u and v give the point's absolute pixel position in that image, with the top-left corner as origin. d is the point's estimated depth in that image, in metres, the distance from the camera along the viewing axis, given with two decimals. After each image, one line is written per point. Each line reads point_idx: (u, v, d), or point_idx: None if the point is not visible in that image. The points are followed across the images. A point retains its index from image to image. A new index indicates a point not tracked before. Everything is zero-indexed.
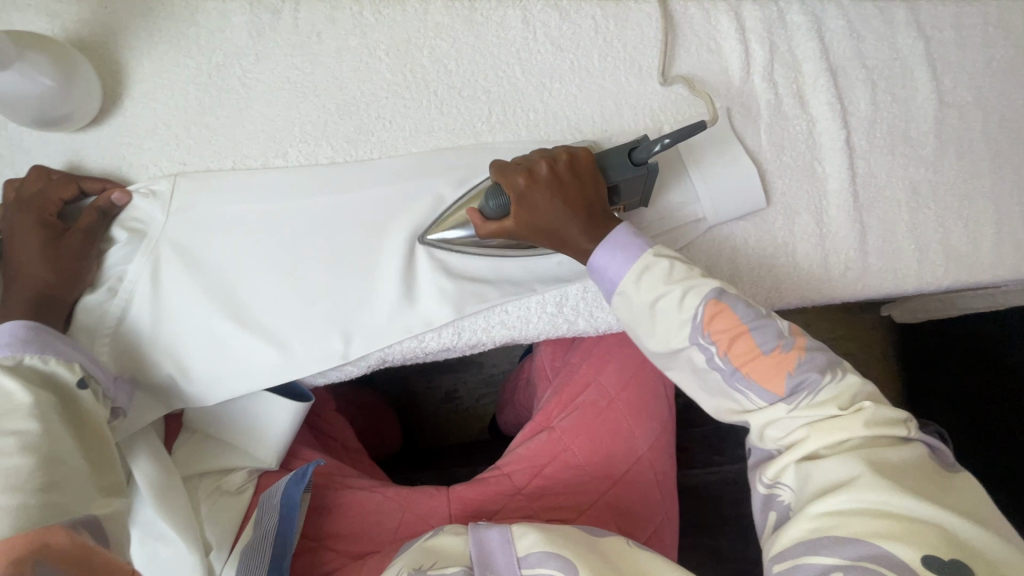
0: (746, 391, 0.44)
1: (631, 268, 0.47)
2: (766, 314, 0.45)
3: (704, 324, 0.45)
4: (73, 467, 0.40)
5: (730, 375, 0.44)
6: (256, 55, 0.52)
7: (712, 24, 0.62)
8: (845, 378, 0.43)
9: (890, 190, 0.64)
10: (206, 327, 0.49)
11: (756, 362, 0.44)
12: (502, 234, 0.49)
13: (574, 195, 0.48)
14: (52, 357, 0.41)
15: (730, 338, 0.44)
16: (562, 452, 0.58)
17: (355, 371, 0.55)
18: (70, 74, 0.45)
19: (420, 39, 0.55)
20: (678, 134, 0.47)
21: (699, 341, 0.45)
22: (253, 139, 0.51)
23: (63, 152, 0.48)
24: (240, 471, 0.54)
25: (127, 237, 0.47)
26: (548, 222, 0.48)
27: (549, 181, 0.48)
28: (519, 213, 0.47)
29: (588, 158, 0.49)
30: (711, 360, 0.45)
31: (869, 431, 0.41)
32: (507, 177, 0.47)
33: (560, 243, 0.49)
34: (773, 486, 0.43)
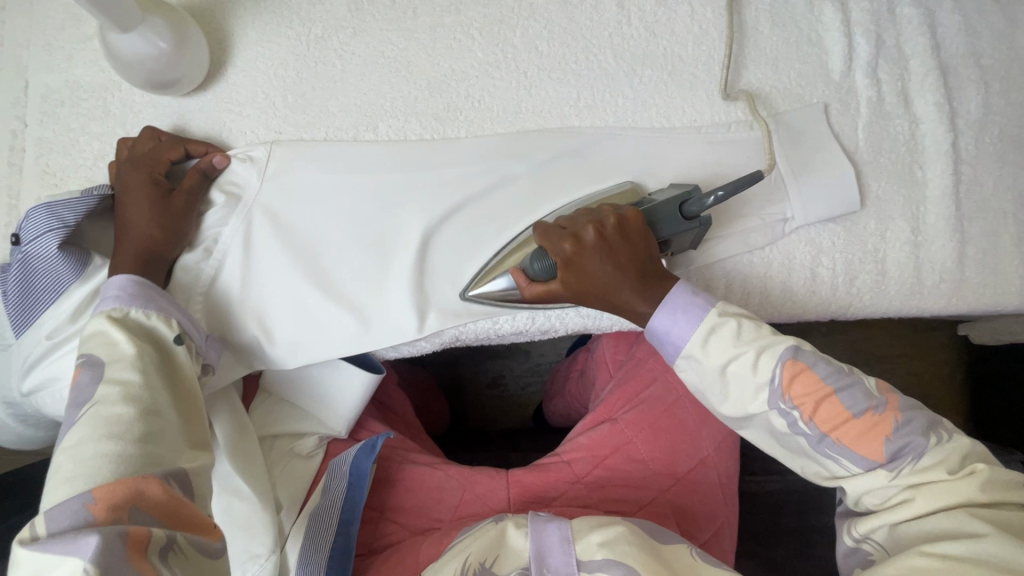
0: (840, 458, 0.42)
1: (698, 329, 0.45)
2: (853, 371, 0.43)
3: (786, 389, 0.43)
4: (168, 419, 0.41)
5: (819, 441, 0.42)
6: (353, 28, 0.52)
7: (815, 14, 0.59)
8: (952, 440, 0.40)
9: (997, 200, 0.60)
10: (290, 294, 0.50)
11: (846, 428, 0.41)
12: (549, 295, 0.48)
13: (625, 259, 0.47)
14: (153, 312, 0.43)
15: (814, 402, 0.42)
16: (625, 445, 0.57)
17: (426, 348, 0.55)
18: (184, 39, 0.46)
19: (513, 19, 0.54)
20: (732, 187, 0.47)
21: (780, 406, 0.43)
22: (347, 112, 0.52)
23: (170, 114, 0.50)
24: (311, 436, 0.55)
25: (224, 200, 0.49)
26: (600, 286, 0.47)
27: (597, 245, 0.46)
28: (568, 278, 0.47)
29: (636, 218, 0.47)
30: (794, 426, 0.43)
31: (986, 496, 0.38)
32: (553, 242, 0.47)
33: (611, 307, 0.48)
34: (862, 542, 0.41)
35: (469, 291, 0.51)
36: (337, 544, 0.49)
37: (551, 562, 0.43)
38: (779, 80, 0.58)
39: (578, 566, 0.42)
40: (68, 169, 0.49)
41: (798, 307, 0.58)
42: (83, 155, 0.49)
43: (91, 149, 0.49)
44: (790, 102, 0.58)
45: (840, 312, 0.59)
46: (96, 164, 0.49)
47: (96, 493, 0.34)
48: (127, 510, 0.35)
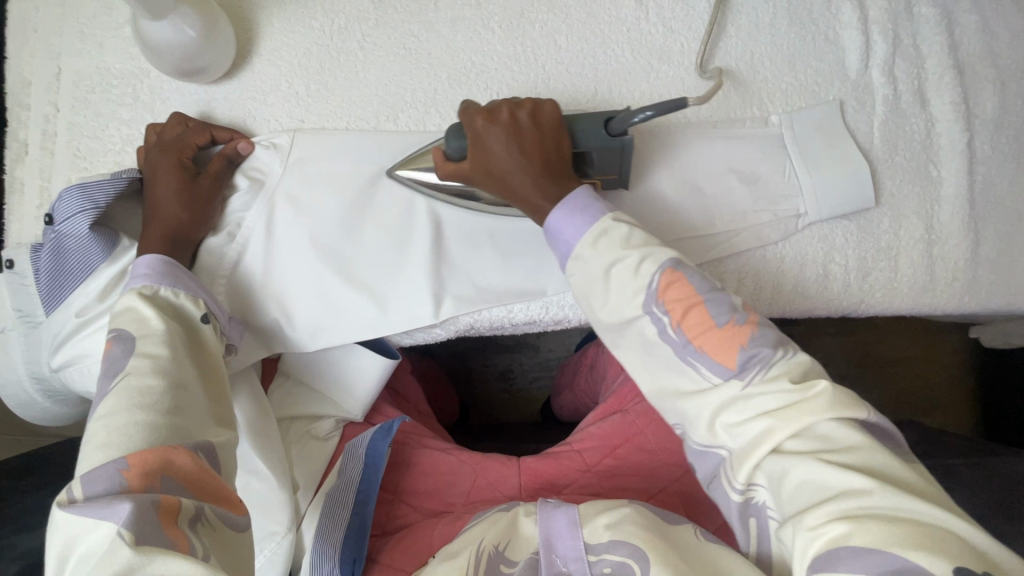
0: (698, 364, 0.41)
1: (589, 232, 0.44)
2: (721, 287, 0.43)
3: (659, 295, 0.42)
4: (195, 394, 0.42)
5: (682, 348, 0.41)
6: (376, 20, 0.53)
7: (833, 12, 0.59)
8: (798, 357, 0.41)
9: (1011, 200, 0.60)
10: (311, 278, 0.51)
11: (707, 335, 0.41)
12: (457, 176, 0.47)
13: (532, 146, 0.46)
14: (182, 292, 0.45)
15: (683, 308, 0.41)
16: (636, 436, 0.58)
17: (441, 335, 0.56)
18: (212, 27, 0.47)
19: (533, 13, 0.55)
20: (659, 107, 0.45)
21: (653, 309, 0.42)
22: (368, 102, 0.53)
23: (197, 101, 0.51)
24: (328, 419, 0.56)
25: (248, 185, 0.50)
26: (501, 170, 0.46)
27: (509, 126, 0.46)
28: (474, 154, 0.46)
29: (553, 109, 0.46)
30: (663, 332, 0.42)
31: (830, 416, 0.37)
32: (469, 115, 0.46)
33: (512, 197, 0.47)
34: (749, 491, 0.39)
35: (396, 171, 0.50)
36: (352, 523, 0.50)
37: (559, 545, 0.44)
38: (794, 76, 0.58)
39: (586, 550, 0.43)
40: (98, 153, 0.50)
41: (811, 305, 0.59)
42: (113, 141, 0.50)
43: (120, 135, 0.50)
44: (804, 98, 0.58)
45: (851, 309, 0.60)
46: (125, 149, 0.50)
47: (130, 459, 0.36)
48: (153, 480, 0.36)
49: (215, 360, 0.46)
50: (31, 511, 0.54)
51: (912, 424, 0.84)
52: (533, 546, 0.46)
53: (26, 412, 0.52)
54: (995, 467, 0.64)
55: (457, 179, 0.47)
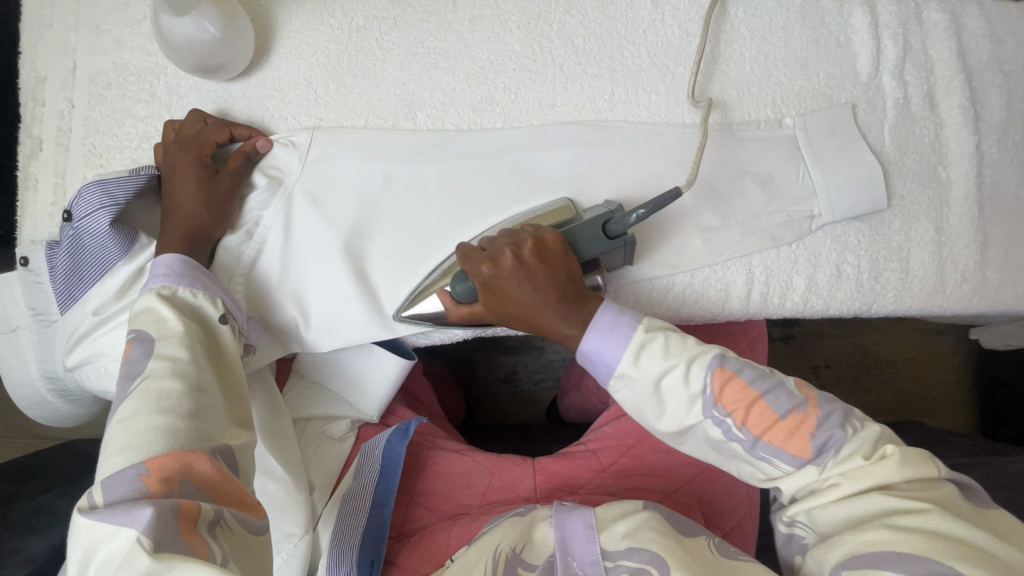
0: (773, 459, 0.41)
1: (628, 345, 0.44)
2: (774, 374, 0.43)
3: (716, 398, 0.42)
4: (213, 396, 0.41)
5: (752, 445, 0.42)
6: (394, 19, 0.53)
7: (845, 17, 0.60)
8: (866, 427, 0.41)
9: (1017, 203, 0.61)
10: (328, 277, 0.51)
11: (775, 430, 0.41)
12: (474, 317, 0.49)
13: (544, 281, 0.46)
14: (200, 292, 0.44)
15: (744, 408, 0.42)
16: (651, 435, 0.58)
17: (458, 335, 0.56)
18: (232, 23, 0.47)
19: (550, 14, 0.55)
20: (653, 204, 0.48)
21: (715, 413, 0.42)
22: (387, 101, 0.53)
23: (213, 99, 0.51)
24: (342, 421, 0.56)
25: (267, 183, 0.50)
26: (520, 309, 0.47)
27: (517, 269, 0.46)
28: (488, 301, 0.47)
29: (555, 240, 0.47)
30: (728, 432, 0.42)
31: (901, 471, 0.38)
32: (473, 265, 0.47)
33: (534, 328, 0.48)
34: (794, 525, 0.41)
35: (402, 311, 0.51)
36: (371, 526, 0.49)
37: (575, 549, 0.44)
38: (807, 80, 0.59)
39: (603, 555, 0.43)
40: (113, 149, 0.49)
41: (826, 305, 0.59)
42: (128, 137, 0.49)
43: (137, 132, 0.49)
44: (817, 102, 0.59)
45: (864, 309, 0.60)
46: (141, 146, 0.49)
47: (149, 464, 0.35)
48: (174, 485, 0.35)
49: (234, 362, 0.45)
50: (40, 514, 0.54)
51: (915, 424, 0.85)
52: (549, 548, 0.45)
53: (36, 412, 0.51)
54: (1002, 466, 0.65)
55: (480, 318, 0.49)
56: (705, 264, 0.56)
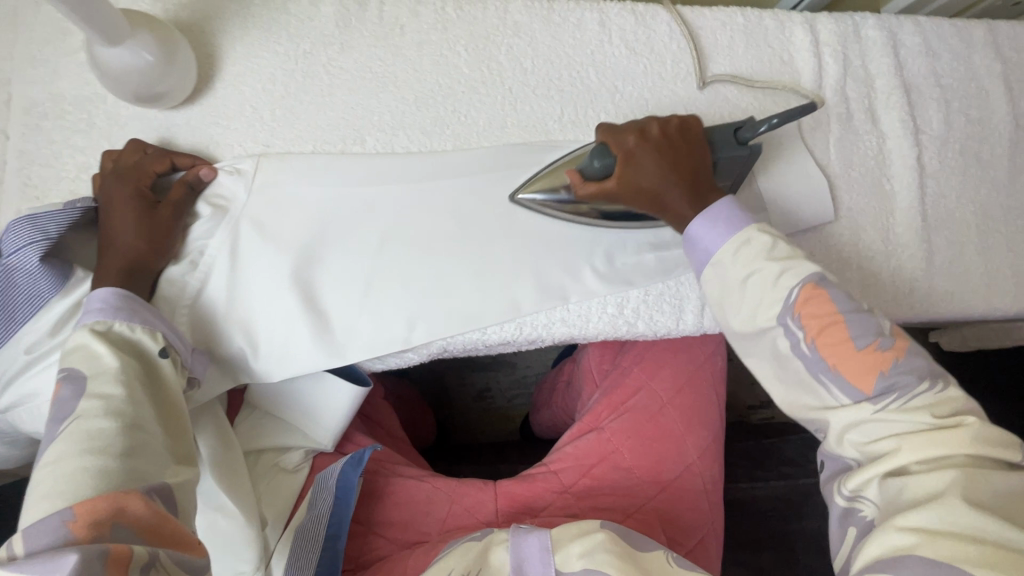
0: (830, 384, 0.43)
1: (732, 239, 0.47)
2: (866, 310, 0.44)
3: (796, 308, 0.44)
4: (152, 434, 0.40)
5: (815, 363, 0.43)
6: (341, 44, 0.53)
7: (787, 35, 0.62)
8: (946, 391, 0.42)
9: (959, 212, 0.63)
10: (280, 304, 0.50)
11: (847, 355, 0.43)
12: (602, 195, 0.50)
13: (679, 158, 0.49)
14: (138, 326, 0.43)
15: (821, 324, 0.43)
16: (612, 454, 0.58)
17: (414, 359, 0.55)
18: (171, 52, 0.46)
19: (499, 36, 0.56)
20: (787, 113, 0.48)
21: (789, 321, 0.44)
22: (334, 125, 0.52)
23: (155, 128, 0.50)
24: (297, 451, 0.54)
25: (211, 212, 0.49)
26: (648, 186, 0.49)
27: (658, 141, 0.49)
28: (624, 171, 0.49)
29: (696, 124, 0.51)
30: (796, 345, 0.44)
31: (970, 449, 0.39)
32: (614, 138, 0.49)
33: (659, 209, 0.50)
34: (854, 500, 0.41)
35: (520, 193, 0.53)
36: (323, 560, 0.49)
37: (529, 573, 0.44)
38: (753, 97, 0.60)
39: None
40: (50, 182, 0.48)
41: None
42: (65, 168, 0.48)
43: (75, 162, 0.48)
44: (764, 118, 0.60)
45: None
46: (79, 177, 0.48)
47: (75, 510, 0.34)
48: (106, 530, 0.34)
49: (176, 397, 0.44)
50: None
51: None
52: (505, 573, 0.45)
53: None
54: None
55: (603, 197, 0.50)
56: (657, 282, 0.56)
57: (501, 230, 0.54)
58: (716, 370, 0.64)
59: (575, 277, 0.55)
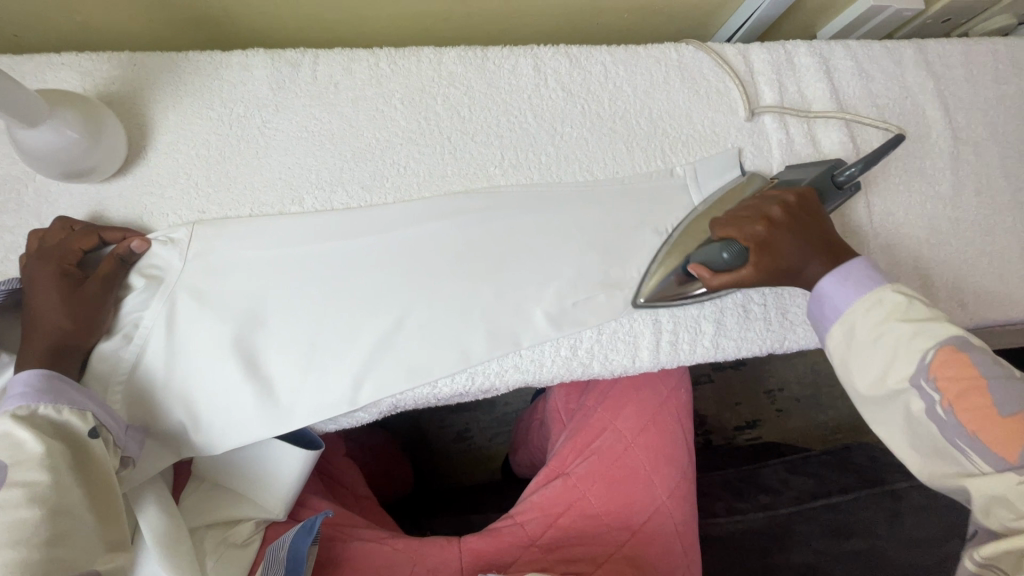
0: (968, 449, 0.42)
1: (862, 301, 0.48)
2: (1017, 376, 0.42)
3: (934, 373, 0.43)
4: (80, 519, 0.39)
5: (951, 429, 0.42)
6: (275, 105, 0.53)
7: (721, 67, 0.63)
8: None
9: (909, 228, 0.64)
10: (222, 374, 0.49)
11: (989, 421, 0.41)
12: (738, 285, 0.51)
13: (809, 236, 0.51)
14: (65, 407, 0.41)
15: (962, 388, 0.42)
16: (578, 501, 0.57)
17: (366, 418, 0.54)
18: (97, 130, 0.46)
19: (434, 88, 0.57)
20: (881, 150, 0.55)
21: (921, 383, 0.44)
22: (272, 187, 0.52)
23: (85, 202, 0.49)
24: (249, 521, 0.51)
25: (144, 284, 0.48)
26: (788, 266, 0.51)
27: (785, 223, 0.51)
28: (759, 260, 0.50)
29: (813, 198, 0.53)
30: (931, 409, 0.43)
31: None
32: (740, 230, 0.51)
33: (798, 283, 0.52)
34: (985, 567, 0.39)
35: (640, 296, 0.55)
36: None
37: None
38: (693, 130, 0.61)
39: None
40: None
41: (738, 346, 0.58)
42: None
43: (3, 243, 0.48)
44: (706, 149, 0.61)
45: (778, 347, 0.60)
46: (7, 258, 0.48)
47: None
48: None
49: (112, 482, 0.42)
50: None
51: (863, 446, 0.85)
52: None
53: None
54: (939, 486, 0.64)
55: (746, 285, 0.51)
56: (611, 321, 0.56)
57: (448, 278, 0.53)
58: (681, 405, 0.63)
59: (526, 320, 0.54)
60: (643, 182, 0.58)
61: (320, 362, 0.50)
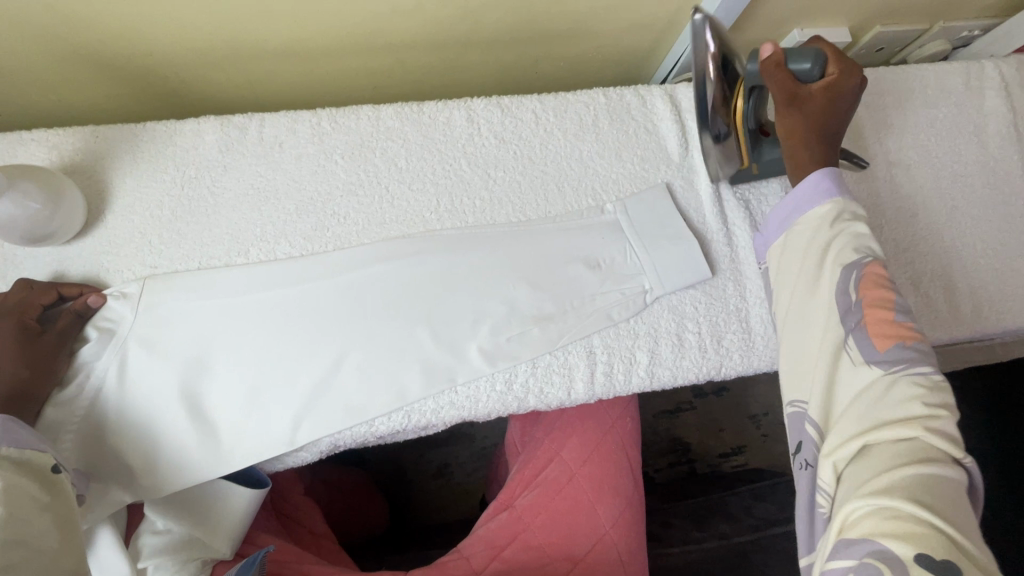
0: (851, 333, 0.44)
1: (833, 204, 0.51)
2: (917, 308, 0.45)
3: (863, 263, 0.46)
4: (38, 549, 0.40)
5: (850, 314, 0.45)
6: (223, 166, 0.58)
7: (648, 107, 0.66)
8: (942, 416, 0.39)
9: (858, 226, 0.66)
10: (171, 417, 0.53)
11: (883, 315, 0.44)
12: (781, 80, 0.51)
13: (841, 124, 0.53)
14: (26, 446, 0.44)
15: (877, 285, 0.45)
16: (522, 532, 0.58)
17: (310, 457, 0.56)
18: (57, 195, 0.51)
19: (374, 142, 0.61)
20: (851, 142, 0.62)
21: (851, 273, 0.46)
22: (219, 241, 0.56)
23: (49, 263, 0.54)
24: (194, 562, 0.52)
25: (97, 336, 0.52)
26: (820, 123, 0.52)
27: (851, 96, 0.52)
28: (817, 85, 0.51)
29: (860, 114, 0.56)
30: (844, 292, 0.46)
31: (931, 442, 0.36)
32: (840, 61, 0.51)
33: (797, 134, 0.53)
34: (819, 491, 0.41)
35: (702, 19, 0.51)
36: None
37: None
38: (622, 167, 0.64)
39: None
40: None
41: (673, 374, 0.60)
42: None
43: None
44: (635, 185, 0.63)
45: (715, 373, 0.61)
46: None
47: None
48: None
49: (69, 509, 0.44)
50: None
51: None
52: None
53: None
54: None
55: (788, 101, 0.52)
56: (544, 355, 0.58)
57: (385, 320, 0.56)
58: (626, 434, 0.64)
59: (461, 357, 0.56)
60: (574, 220, 0.61)
61: (263, 403, 0.54)
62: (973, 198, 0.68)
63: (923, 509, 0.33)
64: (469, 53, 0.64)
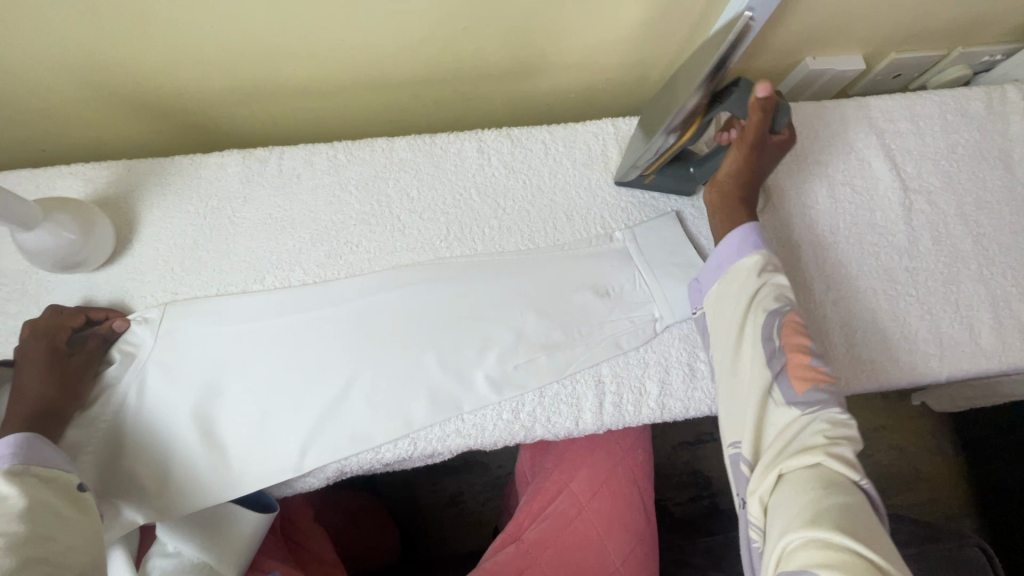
0: (774, 378, 0.46)
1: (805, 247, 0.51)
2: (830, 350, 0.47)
3: (782, 311, 0.48)
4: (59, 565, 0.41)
5: (771, 359, 0.46)
6: (244, 198, 0.60)
7: None
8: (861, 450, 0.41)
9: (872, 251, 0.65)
10: (184, 439, 0.54)
11: (800, 360, 0.45)
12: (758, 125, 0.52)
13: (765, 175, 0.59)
14: (53, 465, 0.45)
15: (793, 331, 0.47)
16: (529, 568, 0.56)
17: (317, 482, 0.57)
18: (89, 224, 0.54)
19: (388, 174, 0.62)
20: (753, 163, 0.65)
21: (772, 318, 0.48)
22: (238, 269, 0.58)
23: (79, 288, 0.57)
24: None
25: (120, 359, 0.54)
26: (758, 171, 0.56)
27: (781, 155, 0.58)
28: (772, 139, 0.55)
29: None
30: (766, 337, 0.47)
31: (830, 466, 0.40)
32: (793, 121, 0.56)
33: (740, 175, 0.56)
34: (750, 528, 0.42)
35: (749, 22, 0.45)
36: None
37: None
38: (631, 196, 0.64)
39: None
40: None
41: (684, 405, 0.58)
42: None
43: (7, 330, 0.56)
44: (645, 213, 0.64)
45: None
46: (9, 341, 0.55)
47: None
48: None
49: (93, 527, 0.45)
50: None
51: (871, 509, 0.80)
52: None
53: None
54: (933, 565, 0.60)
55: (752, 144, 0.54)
56: (552, 384, 0.57)
57: (393, 347, 0.57)
58: (636, 467, 0.63)
59: (468, 385, 0.56)
60: (583, 248, 0.62)
61: (272, 427, 0.54)
62: (1001, 225, 0.66)
63: (842, 535, 0.35)
64: (480, 87, 0.65)
